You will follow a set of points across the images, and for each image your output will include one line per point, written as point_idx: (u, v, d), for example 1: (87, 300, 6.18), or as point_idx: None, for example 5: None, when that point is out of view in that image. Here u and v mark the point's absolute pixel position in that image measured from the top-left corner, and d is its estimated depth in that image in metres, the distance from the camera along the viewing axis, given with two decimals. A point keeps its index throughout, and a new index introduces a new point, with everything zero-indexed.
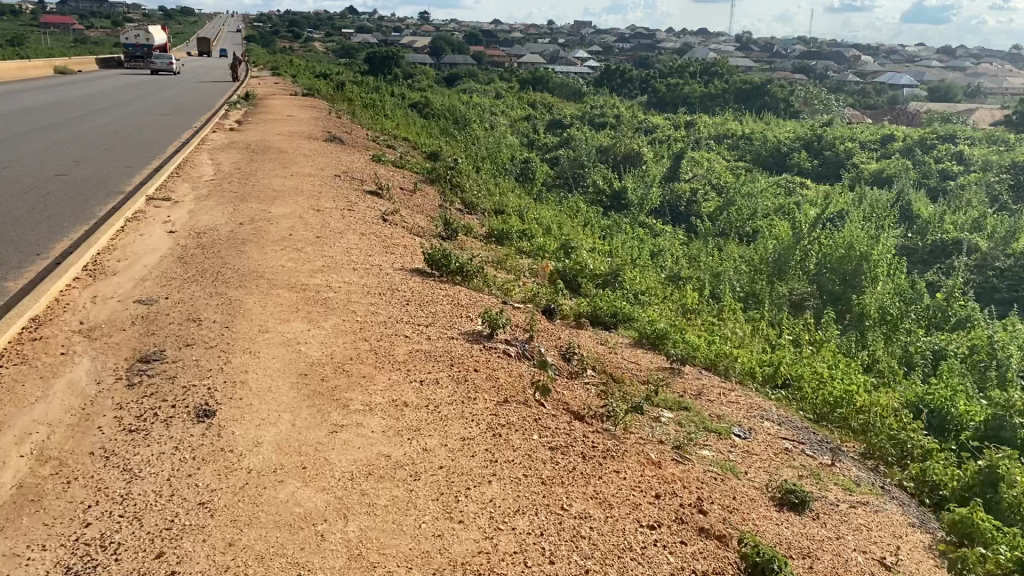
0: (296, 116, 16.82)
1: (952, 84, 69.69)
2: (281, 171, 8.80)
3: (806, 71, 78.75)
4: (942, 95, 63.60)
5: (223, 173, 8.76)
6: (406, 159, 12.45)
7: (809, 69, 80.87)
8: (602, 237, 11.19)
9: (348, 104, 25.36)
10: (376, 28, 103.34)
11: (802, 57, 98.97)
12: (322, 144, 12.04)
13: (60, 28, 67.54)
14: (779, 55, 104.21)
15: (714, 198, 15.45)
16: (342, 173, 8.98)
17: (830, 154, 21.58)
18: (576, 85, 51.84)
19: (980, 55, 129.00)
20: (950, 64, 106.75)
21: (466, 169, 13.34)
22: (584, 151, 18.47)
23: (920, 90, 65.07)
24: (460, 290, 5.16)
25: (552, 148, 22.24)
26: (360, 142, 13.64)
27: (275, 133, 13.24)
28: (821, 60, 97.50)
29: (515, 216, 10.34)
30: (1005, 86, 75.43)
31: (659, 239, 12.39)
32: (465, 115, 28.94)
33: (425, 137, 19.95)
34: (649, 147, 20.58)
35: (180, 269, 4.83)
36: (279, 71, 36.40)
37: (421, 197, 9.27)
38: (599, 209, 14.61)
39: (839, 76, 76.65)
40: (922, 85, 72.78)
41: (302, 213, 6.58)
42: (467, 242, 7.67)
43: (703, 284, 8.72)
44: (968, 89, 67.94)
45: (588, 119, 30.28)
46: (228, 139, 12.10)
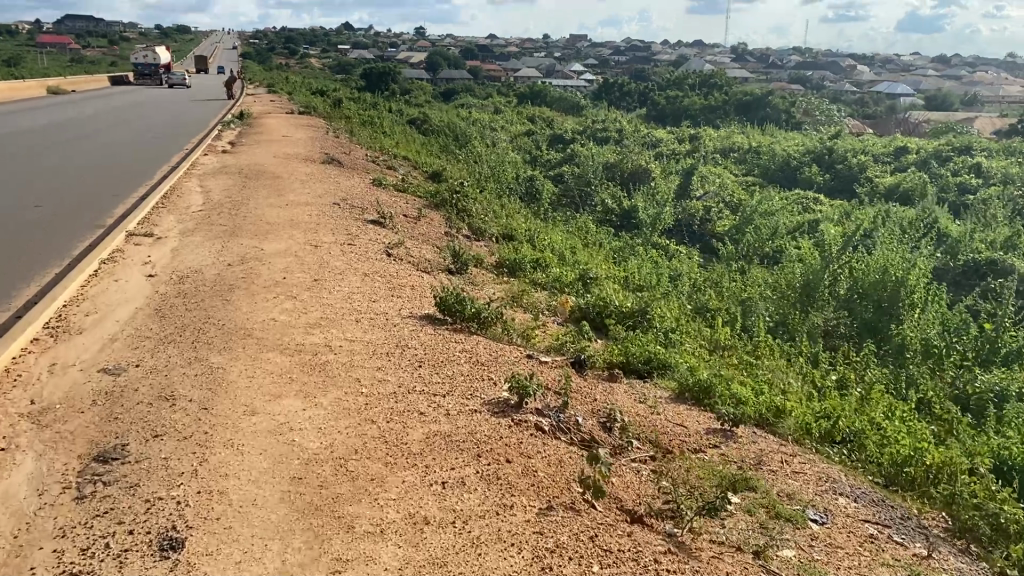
0: (292, 136, 16.25)
1: (951, 93, 69.45)
2: (275, 200, 8.18)
3: (803, 82, 78.47)
4: (942, 102, 63.26)
5: (213, 202, 8.15)
6: (409, 181, 11.84)
7: (807, 80, 80.60)
8: (617, 262, 10.57)
9: (345, 122, 24.80)
10: (373, 44, 103.15)
11: (799, 67, 98.74)
12: (319, 167, 11.45)
13: (55, 48, 67.15)
14: (776, 66, 104.06)
15: (728, 216, 14.85)
16: (341, 201, 8.36)
17: (842, 168, 21.02)
18: (575, 99, 51.41)
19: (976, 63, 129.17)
20: (947, 73, 106.61)
21: (471, 191, 12.74)
22: (591, 168, 17.88)
23: (919, 99, 64.76)
24: (479, 342, 4.51)
25: (556, 164, 21.68)
26: (359, 164, 13.05)
27: (270, 155, 12.63)
28: (819, 70, 97.37)
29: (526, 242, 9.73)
30: (1004, 94, 75.25)
31: (675, 262, 11.77)
32: (465, 131, 28.39)
33: (425, 156, 19.36)
34: (655, 162, 20.00)
35: (155, 328, 4.18)
36: (275, 89, 35.89)
37: (426, 225, 8.66)
38: (609, 230, 14.01)
39: (837, 86, 76.37)
40: (921, 93, 72.52)
41: (297, 250, 5.95)
42: (479, 277, 7.05)
43: (733, 316, 8.11)
44: (967, 97, 67.69)
45: (589, 133, 29.72)
46: (220, 163, 11.49)
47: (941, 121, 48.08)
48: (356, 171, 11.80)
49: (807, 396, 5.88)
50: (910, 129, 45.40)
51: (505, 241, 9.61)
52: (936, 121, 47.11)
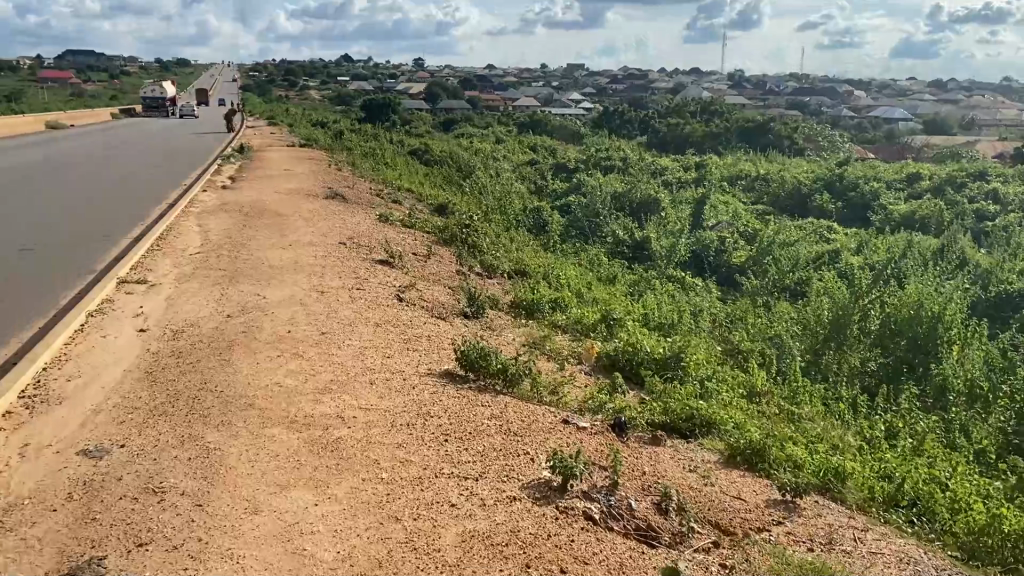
0: (294, 169, 15.87)
1: (951, 117, 69.50)
2: (277, 240, 7.74)
3: (802, 108, 78.52)
4: (942, 126, 63.24)
5: (211, 243, 7.72)
6: (416, 215, 11.42)
7: (806, 106, 80.64)
8: (635, 298, 10.11)
9: (347, 154, 24.46)
10: (372, 76, 103.49)
11: (798, 94, 98.89)
12: (323, 203, 11.03)
13: (56, 83, 67.24)
14: (775, 93, 104.22)
15: (744, 247, 14.43)
16: (347, 240, 7.92)
17: (854, 196, 20.65)
18: (576, 128, 51.29)
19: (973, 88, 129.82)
20: (945, 98, 106.63)
21: (480, 225, 12.30)
22: (599, 198, 17.48)
23: (920, 123, 64.64)
24: (509, 404, 4.03)
25: (562, 194, 21.29)
26: (363, 199, 12.64)
27: (271, 191, 12.23)
28: (817, 96, 97.68)
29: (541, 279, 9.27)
30: (1003, 118, 75.37)
31: (693, 297, 11.32)
32: (468, 161, 28.07)
33: (429, 187, 18.98)
34: (664, 191, 19.60)
35: (143, 397, 3.69)
36: (276, 121, 35.66)
37: (437, 263, 8.22)
38: (622, 262, 13.56)
39: (837, 112, 76.38)
40: (921, 117, 72.60)
41: (302, 297, 5.49)
42: (496, 321, 6.59)
43: (765, 358, 7.65)
44: (967, 121, 67.75)
45: (593, 161, 29.39)
46: (219, 200, 11.09)
47: (944, 146, 47.83)
48: (361, 206, 11.39)
49: (859, 450, 5.43)
50: (914, 154, 45.14)
51: (519, 278, 9.16)
52: (939, 146, 46.88)
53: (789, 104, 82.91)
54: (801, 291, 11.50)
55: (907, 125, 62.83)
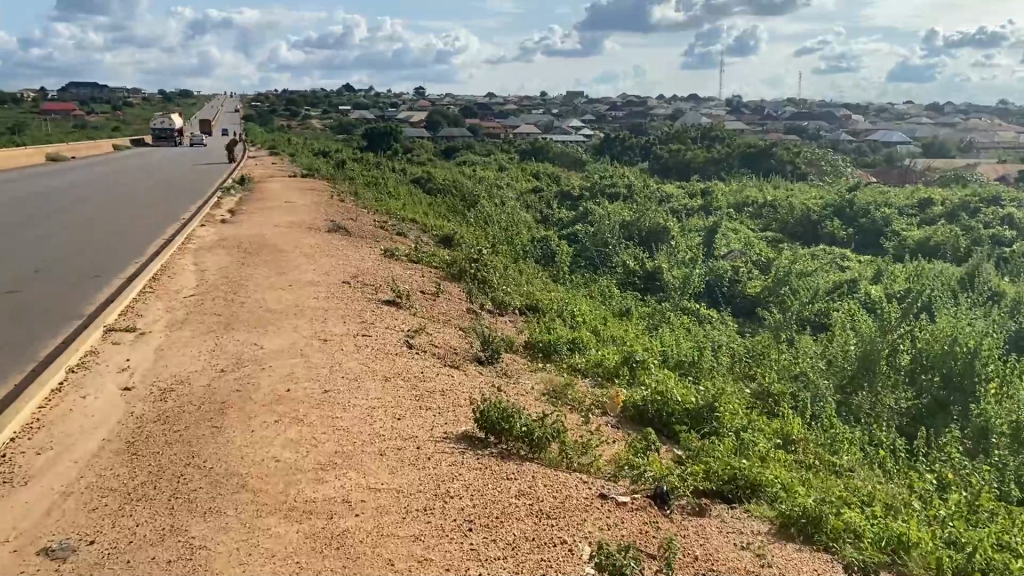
0: (294, 201, 15.48)
1: (951, 140, 69.50)
2: (276, 280, 7.30)
3: (802, 133, 78.44)
4: (943, 149, 63.18)
5: (207, 284, 7.28)
6: (422, 249, 11.00)
7: (806, 131, 80.61)
8: (652, 334, 9.65)
9: (348, 184, 24.12)
10: (372, 105, 103.84)
11: (798, 119, 98.96)
12: (325, 237, 10.61)
13: (58, 115, 67.29)
14: (775, 118, 104.44)
15: (758, 277, 14.00)
16: (351, 279, 7.48)
17: (865, 222, 20.27)
18: (578, 155, 51.12)
19: (970, 111, 130.30)
20: (945, 121, 106.76)
21: (487, 257, 11.87)
22: (607, 226, 17.06)
23: (921, 146, 64.46)
24: (537, 475, 3.56)
25: (568, 223, 20.89)
26: (366, 231, 12.23)
27: (271, 224, 11.81)
28: (817, 120, 97.90)
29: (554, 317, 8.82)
30: (1003, 140, 75.37)
31: (711, 330, 10.85)
32: (470, 189, 27.72)
33: (433, 218, 18.57)
34: (672, 219, 19.21)
35: (121, 477, 3.23)
36: (276, 151, 35.41)
37: (446, 301, 7.78)
38: (634, 294, 13.12)
39: (837, 136, 76.26)
40: (921, 140, 72.60)
41: (303, 348, 5.03)
42: (513, 366, 6.13)
43: (797, 401, 7.17)
44: (966, 144, 67.70)
45: (597, 188, 29.04)
46: (217, 235, 10.68)
47: (947, 170, 47.55)
48: (364, 240, 10.96)
49: (916, 510, 4.95)
50: (918, 178, 44.82)
51: (531, 315, 8.71)
52: (943, 170, 46.58)
53: (789, 129, 82.90)
54: (823, 324, 11.04)
55: (908, 149, 62.73)
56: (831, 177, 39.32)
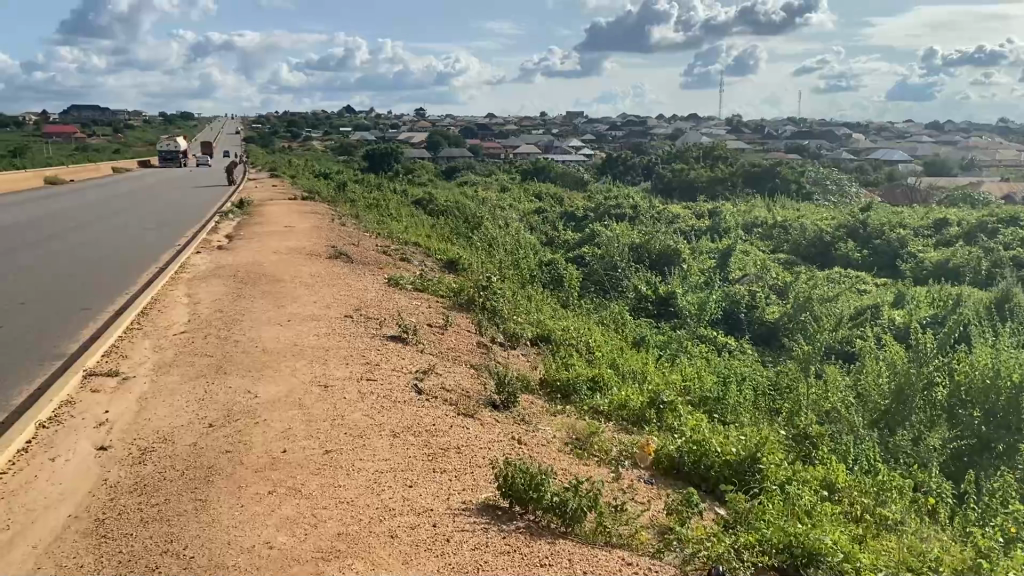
0: (295, 225, 15.06)
1: (953, 159, 69.32)
2: (274, 314, 6.82)
3: (804, 152, 78.26)
4: (945, 167, 62.94)
5: (201, 319, 6.81)
6: (429, 277, 10.53)
7: (808, 150, 80.47)
8: (671, 366, 9.17)
9: (350, 206, 23.70)
10: (373, 126, 104.00)
11: (799, 138, 98.88)
12: (327, 264, 10.16)
13: (59, 138, 67.15)
14: (776, 137, 104.45)
15: (777, 303, 13.55)
16: (354, 312, 6.98)
17: (880, 243, 19.83)
18: (580, 176, 50.82)
19: (971, 129, 130.37)
20: (946, 138, 106.85)
21: (496, 283, 11.40)
22: (616, 249, 16.59)
23: (923, 163, 64.19)
24: (574, 558, 3.05)
25: (575, 245, 20.47)
26: (370, 257, 11.78)
27: (270, 251, 11.36)
28: (817, 139, 97.88)
29: (568, 349, 8.31)
30: (1004, 158, 75.19)
31: (732, 362, 10.37)
32: (474, 211, 27.32)
33: (437, 241, 18.12)
34: (683, 241, 18.77)
35: (86, 569, 2.72)
36: (277, 172, 35.05)
37: (455, 334, 7.29)
38: (648, 321, 12.63)
39: (840, 155, 76.09)
40: (923, 159, 72.45)
41: (301, 396, 4.53)
42: (531, 409, 5.63)
43: (835, 442, 6.64)
44: (968, 162, 67.51)
45: (602, 209, 28.63)
46: (214, 263, 10.23)
47: (953, 188, 47.25)
48: (367, 267, 10.51)
49: (985, 575, 4.47)
50: (925, 197, 44.49)
51: (544, 349, 8.21)
52: (950, 189, 46.31)
53: (791, 148, 82.70)
54: (849, 353, 10.57)
55: (910, 168, 62.52)
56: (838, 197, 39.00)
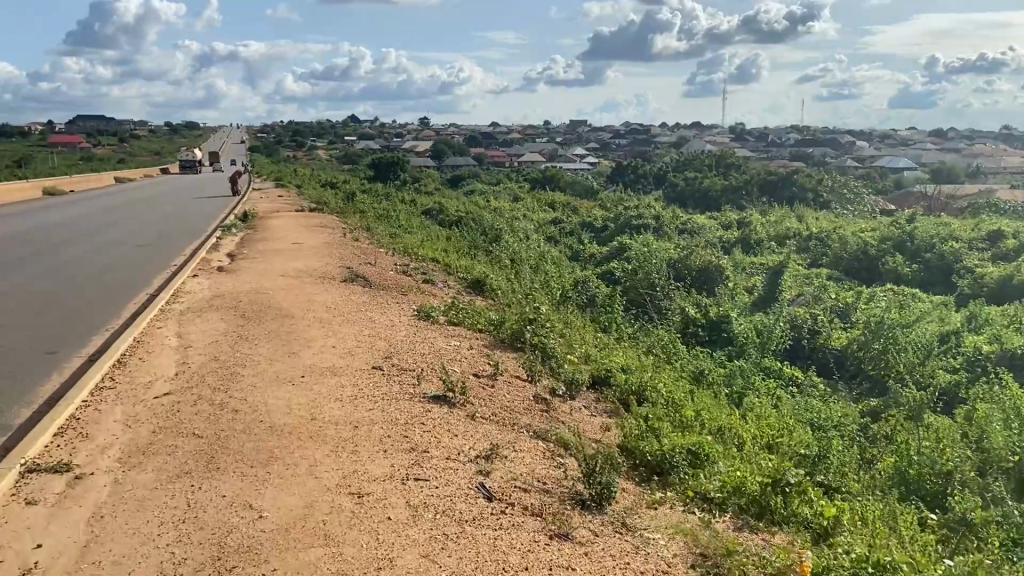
0: (302, 241, 13.67)
1: (965, 166, 68.12)
2: (283, 366, 5.36)
3: (811, 160, 76.95)
4: (961, 174, 61.72)
5: (191, 373, 5.37)
6: (462, 305, 9.14)
7: (819, 157, 79.21)
8: (752, 415, 7.75)
9: (360, 218, 22.34)
10: (376, 134, 102.80)
11: (807, 145, 97.77)
12: (343, 291, 8.75)
13: (60, 147, 66.02)
14: (782, 144, 103.40)
15: (842, 327, 12.20)
16: (385, 363, 5.53)
17: (931, 257, 18.47)
18: (591, 185, 49.56)
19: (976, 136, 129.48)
20: (952, 145, 105.90)
21: (534, 309, 10.00)
22: (653, 265, 15.20)
23: (938, 169, 62.93)
24: None
25: (602, 261, 19.07)
26: (389, 280, 10.40)
27: (276, 274, 9.96)
28: (823, 147, 96.81)
29: (636, 401, 6.88)
30: (1016, 165, 74.08)
31: (812, 405, 8.95)
32: (489, 222, 25.96)
33: (455, 257, 16.74)
34: (721, 255, 17.38)
35: None
36: (281, 182, 33.72)
37: (508, 387, 5.84)
38: (704, 351, 11.23)
39: (851, 163, 74.78)
40: (934, 166, 71.29)
41: (326, 519, 3.10)
42: (631, 507, 4.19)
43: (1004, 527, 5.20)
44: (981, 169, 66.24)
45: (622, 221, 27.25)
46: (213, 290, 8.82)
47: (975, 195, 45.97)
48: (388, 294, 9.12)
49: None
50: (947, 205, 43.20)
51: (608, 401, 6.78)
52: (973, 198, 45.04)
53: (799, 155, 81.45)
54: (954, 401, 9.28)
55: (918, 174, 61.57)
56: (862, 205, 37.69)
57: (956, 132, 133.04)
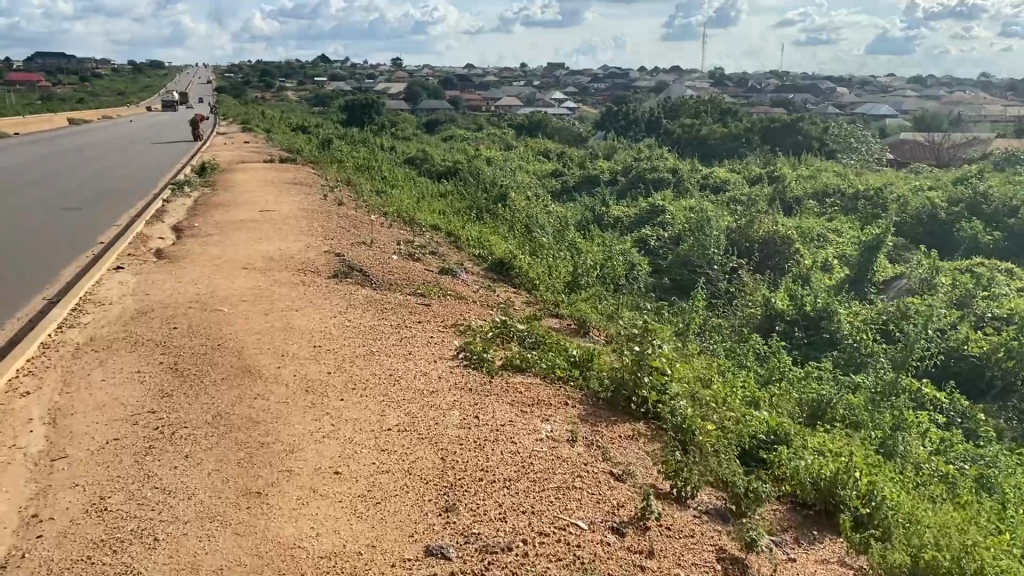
0: (275, 207, 10.71)
1: (960, 115, 65.59)
2: (232, 552, 2.52)
3: (795, 106, 74.02)
4: (962, 123, 59.17)
5: (35, 563, 2.51)
6: (521, 323, 6.36)
7: (805, 104, 76.31)
8: (975, 512, 5.11)
9: (341, 171, 19.41)
10: (350, 76, 98.68)
11: (790, 92, 94.73)
12: (351, 304, 5.94)
13: (18, 86, 61.72)
14: (765, 89, 100.19)
15: (975, 327, 9.58)
16: (448, 534, 2.69)
17: (1016, 224, 15.90)
18: (582, 132, 46.64)
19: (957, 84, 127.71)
20: (938, 92, 103.54)
21: (612, 337, 7.30)
22: (710, 237, 12.52)
23: (931, 115, 60.21)
24: None
25: (629, 228, 16.30)
26: (403, 273, 7.61)
27: (235, 266, 7.06)
28: (807, 95, 94.01)
29: (850, 534, 4.18)
30: (1008, 115, 71.75)
31: (1012, 474, 6.34)
32: (486, 172, 23.13)
33: (463, 224, 13.96)
34: (775, 217, 14.66)
35: None
36: (249, 126, 30.45)
37: (674, 547, 3.04)
38: (814, 367, 8.65)
39: (839, 110, 72.03)
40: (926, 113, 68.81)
41: None
42: None
43: None
44: (977, 121, 63.80)
45: (632, 176, 24.40)
46: (137, 298, 5.92)
47: (985, 145, 43.50)
48: (412, 303, 6.29)
49: None
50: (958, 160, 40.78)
51: (794, 538, 4.06)
52: (977, 148, 42.74)
53: (782, 101, 78.44)
54: None
55: (900, 124, 59.31)
56: (875, 153, 35.13)
57: (939, 79, 130.28)
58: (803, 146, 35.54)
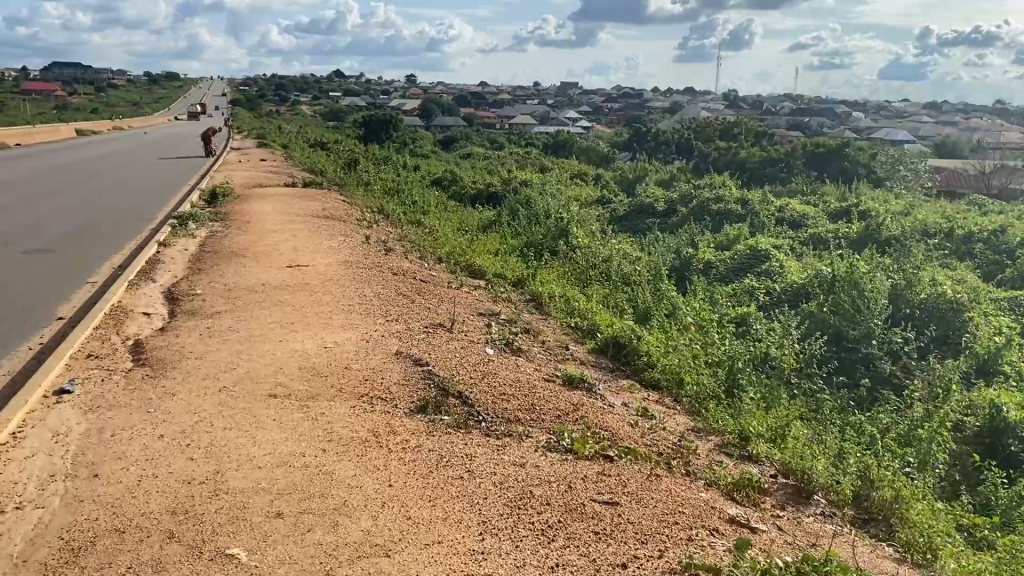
0: (307, 263, 7.89)
1: (990, 143, 62.52)
2: None
3: (815, 129, 71.29)
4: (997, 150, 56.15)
5: None
6: (770, 543, 3.47)
7: (827, 129, 73.55)
8: None
9: (369, 196, 16.64)
10: (361, 91, 96.26)
11: (807, 115, 92.14)
12: (486, 514, 3.07)
13: (28, 94, 59.27)
14: (783, 113, 97.17)
15: None
16: None
17: None
18: (611, 152, 43.89)
19: (977, 109, 124.94)
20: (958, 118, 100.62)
21: (874, 543, 4.47)
22: (863, 308, 9.70)
23: (961, 142, 57.41)
24: None
25: (725, 278, 13.41)
26: (527, 397, 4.75)
27: (258, 393, 4.24)
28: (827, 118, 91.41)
29: None
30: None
31: None
32: (529, 198, 20.36)
33: (530, 271, 11.14)
34: (916, 268, 11.81)
35: None
36: (260, 141, 27.73)
37: None
38: None
39: (859, 136, 69.19)
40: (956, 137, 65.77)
41: None
42: None
43: None
44: (1008, 148, 60.75)
45: (693, 206, 21.55)
46: (69, 499, 3.08)
47: None
48: (587, 494, 3.42)
49: None
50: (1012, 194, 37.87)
51: None
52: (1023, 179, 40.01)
53: (803, 124, 75.66)
54: None
55: (922, 148, 56.76)
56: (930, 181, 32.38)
57: (956, 104, 127.54)
58: (853, 174, 32.74)
